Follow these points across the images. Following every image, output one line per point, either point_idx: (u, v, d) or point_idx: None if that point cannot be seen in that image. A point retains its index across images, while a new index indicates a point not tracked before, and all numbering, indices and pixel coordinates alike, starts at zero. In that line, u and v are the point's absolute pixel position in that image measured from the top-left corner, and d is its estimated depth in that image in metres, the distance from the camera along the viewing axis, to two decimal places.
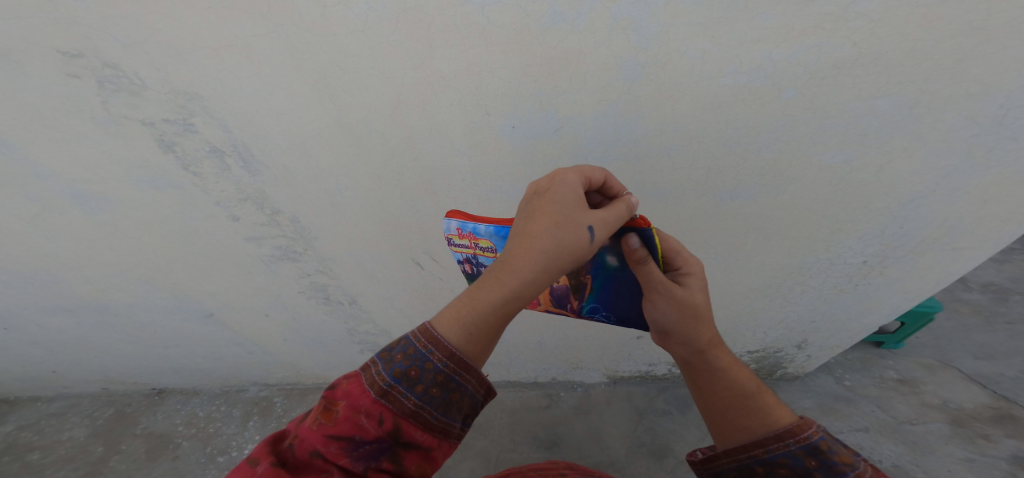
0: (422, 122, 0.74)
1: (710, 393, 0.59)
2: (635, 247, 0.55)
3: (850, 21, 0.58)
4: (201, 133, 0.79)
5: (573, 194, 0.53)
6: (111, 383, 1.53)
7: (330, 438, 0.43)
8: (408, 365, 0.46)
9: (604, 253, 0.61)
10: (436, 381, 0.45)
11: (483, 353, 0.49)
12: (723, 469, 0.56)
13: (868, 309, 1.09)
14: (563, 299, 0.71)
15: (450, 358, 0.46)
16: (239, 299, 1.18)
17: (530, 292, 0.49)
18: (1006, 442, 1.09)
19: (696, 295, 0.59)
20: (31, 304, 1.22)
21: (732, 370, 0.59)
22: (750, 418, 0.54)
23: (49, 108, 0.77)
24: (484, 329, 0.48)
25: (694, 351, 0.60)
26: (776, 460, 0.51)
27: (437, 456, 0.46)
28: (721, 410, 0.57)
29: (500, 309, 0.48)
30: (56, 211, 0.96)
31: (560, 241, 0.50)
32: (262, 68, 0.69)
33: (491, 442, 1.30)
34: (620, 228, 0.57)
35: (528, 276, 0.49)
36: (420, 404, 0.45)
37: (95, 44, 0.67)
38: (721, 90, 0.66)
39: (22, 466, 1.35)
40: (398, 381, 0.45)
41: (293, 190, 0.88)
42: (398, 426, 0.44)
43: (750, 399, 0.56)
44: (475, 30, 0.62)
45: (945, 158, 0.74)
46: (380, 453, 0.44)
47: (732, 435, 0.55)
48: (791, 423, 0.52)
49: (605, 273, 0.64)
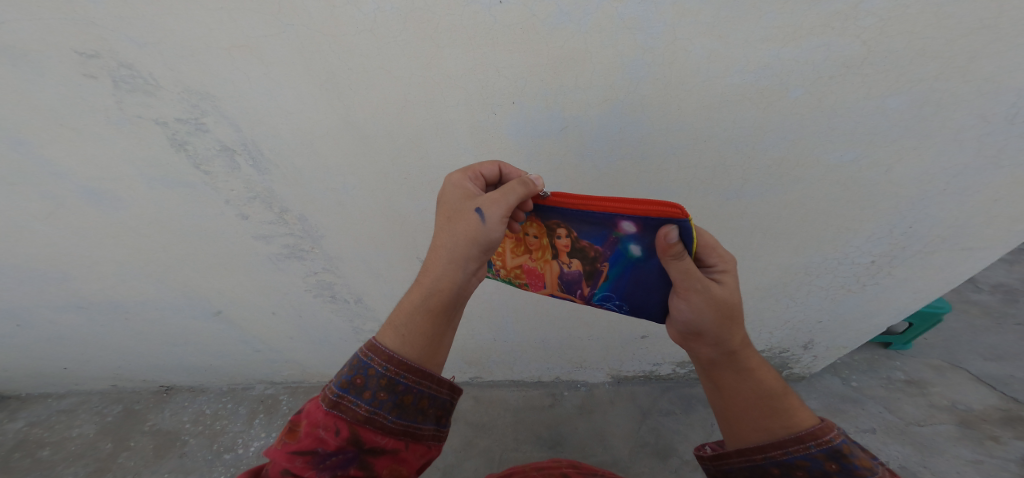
0: (429, 121, 0.75)
1: (732, 394, 0.58)
2: (673, 241, 0.52)
3: (858, 20, 0.58)
4: (212, 132, 0.80)
5: (459, 191, 0.60)
6: (121, 380, 1.55)
7: (294, 454, 0.44)
8: (353, 374, 0.48)
9: (629, 242, 0.60)
10: (381, 384, 0.47)
11: (427, 353, 0.51)
12: (732, 468, 0.56)
13: (876, 308, 1.09)
14: (573, 285, 0.71)
15: (389, 362, 0.48)
16: (247, 297, 1.19)
17: (445, 284, 0.53)
18: (1015, 444, 1.08)
19: (731, 293, 0.57)
20: (42, 301, 1.24)
21: (760, 371, 0.58)
22: (771, 420, 0.54)
23: (64, 108, 0.78)
24: (414, 327, 0.51)
25: (724, 351, 0.58)
26: (794, 462, 0.50)
27: (408, 458, 0.48)
28: (741, 410, 0.56)
29: (421, 305, 0.52)
30: (68, 209, 0.97)
31: (453, 232, 0.55)
32: (272, 68, 0.70)
33: (495, 441, 1.31)
34: (657, 219, 0.55)
35: (436, 269, 0.53)
36: (372, 410, 0.46)
37: (109, 44, 0.68)
38: (728, 89, 0.66)
39: (33, 462, 1.37)
40: (346, 390, 0.47)
41: (301, 189, 0.89)
42: (355, 434, 0.45)
43: (775, 400, 0.55)
44: (481, 30, 0.62)
45: (956, 156, 0.73)
46: (347, 462, 0.45)
47: (748, 435, 0.55)
48: (813, 425, 0.52)
49: (625, 262, 0.63)
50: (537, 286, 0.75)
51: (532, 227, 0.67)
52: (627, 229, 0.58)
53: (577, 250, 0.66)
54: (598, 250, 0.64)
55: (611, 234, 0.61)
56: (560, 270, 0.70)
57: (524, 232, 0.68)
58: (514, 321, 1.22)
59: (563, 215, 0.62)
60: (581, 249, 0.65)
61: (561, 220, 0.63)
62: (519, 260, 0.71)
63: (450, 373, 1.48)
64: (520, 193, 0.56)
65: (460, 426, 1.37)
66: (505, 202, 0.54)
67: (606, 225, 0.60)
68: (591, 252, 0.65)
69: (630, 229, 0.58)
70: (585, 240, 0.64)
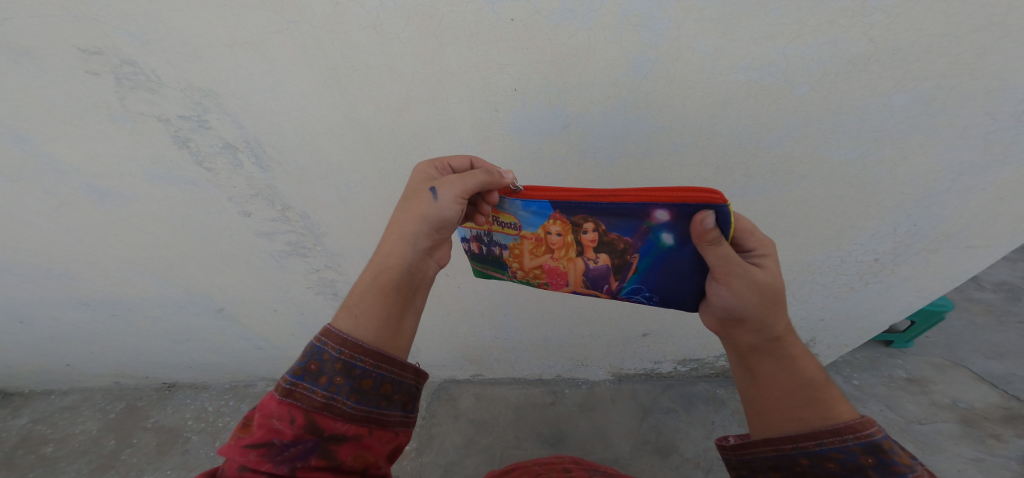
0: (431, 118, 0.74)
1: (768, 382, 0.51)
2: (709, 226, 0.49)
3: (865, 17, 0.57)
4: (214, 130, 0.80)
5: (418, 177, 0.62)
6: (124, 377, 1.56)
7: (248, 448, 0.41)
8: (308, 360, 0.46)
9: (661, 231, 0.55)
10: (338, 369, 0.46)
11: (380, 334, 0.50)
12: (756, 458, 0.50)
13: (878, 307, 1.09)
14: (600, 280, 0.66)
15: (344, 345, 0.47)
16: (249, 294, 1.19)
17: (396, 260, 0.54)
18: (1016, 442, 1.08)
19: (774, 278, 0.51)
20: (45, 298, 1.24)
21: (803, 360, 0.51)
22: (807, 409, 0.47)
23: (66, 105, 0.78)
24: (366, 306, 0.51)
25: (768, 338, 0.51)
26: (826, 454, 0.44)
27: (372, 443, 0.47)
28: (774, 398, 0.50)
29: (373, 283, 0.52)
30: (70, 206, 0.97)
31: (406, 211, 0.57)
32: (274, 65, 0.69)
33: (495, 438, 1.31)
34: (691, 206, 0.51)
35: (388, 247, 0.55)
36: (329, 396, 0.45)
37: (112, 40, 0.68)
38: (733, 86, 0.65)
39: (36, 459, 1.37)
40: (301, 377, 0.45)
41: (303, 187, 0.89)
42: (313, 421, 0.43)
43: (815, 390, 0.48)
44: (485, 27, 0.62)
45: (961, 153, 0.73)
46: (308, 453, 0.42)
47: (779, 424, 0.49)
48: (852, 418, 0.45)
49: (656, 252, 0.58)
50: (558, 284, 0.70)
51: (554, 225, 0.62)
52: (660, 218, 0.54)
53: (604, 244, 0.61)
54: (628, 242, 0.59)
55: (641, 224, 0.56)
56: (585, 266, 0.65)
57: (546, 231, 0.63)
58: (515, 319, 1.22)
59: (590, 208, 0.57)
60: (609, 243, 0.60)
61: (588, 214, 0.58)
62: (540, 260, 0.67)
63: (452, 371, 1.48)
64: (481, 179, 0.57)
65: (460, 423, 1.37)
66: (461, 183, 0.56)
67: (636, 214, 0.55)
68: (620, 244, 0.60)
69: (663, 218, 0.54)
70: (614, 233, 0.59)
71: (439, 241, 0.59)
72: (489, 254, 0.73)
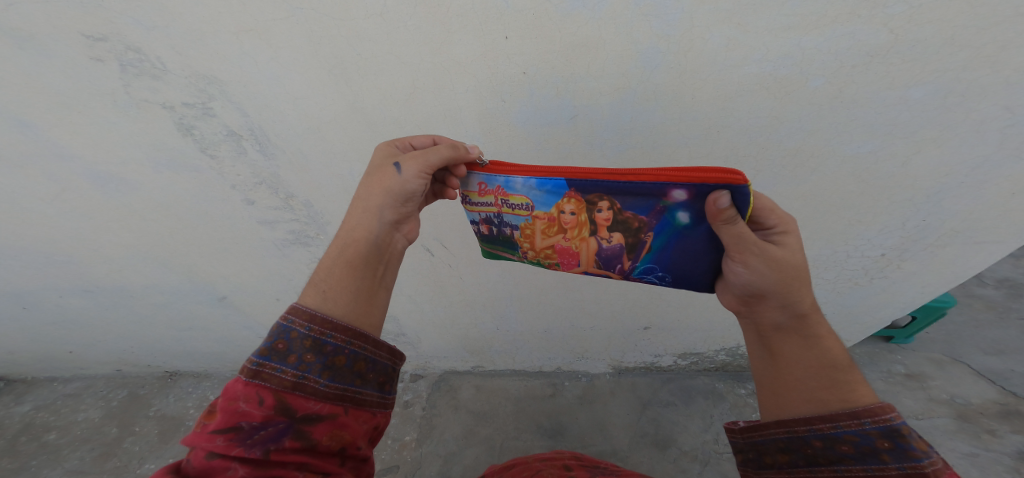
0: (438, 108, 0.73)
1: (788, 362, 0.50)
2: (723, 206, 0.48)
3: (886, 8, 0.57)
4: (219, 117, 0.79)
5: (384, 152, 0.62)
6: (126, 365, 1.57)
7: (215, 433, 0.41)
8: (275, 340, 0.46)
9: (676, 210, 0.55)
10: (307, 346, 0.46)
11: (349, 310, 0.51)
12: (766, 440, 0.50)
13: (882, 302, 1.09)
14: (613, 260, 0.65)
15: (313, 321, 0.47)
16: (252, 283, 1.19)
17: (362, 233, 0.54)
18: (1011, 437, 1.09)
19: (795, 255, 0.50)
20: (49, 285, 1.24)
21: (829, 340, 0.50)
22: (827, 392, 0.47)
23: (69, 89, 0.77)
24: (333, 280, 0.51)
25: (793, 315, 0.50)
26: (841, 436, 0.44)
27: (349, 423, 0.47)
28: (794, 379, 0.49)
29: (339, 258, 0.52)
30: (74, 192, 0.96)
31: (371, 185, 0.57)
32: (280, 52, 0.68)
33: (495, 429, 1.32)
34: (708, 185, 0.51)
35: (354, 220, 0.55)
36: (300, 374, 0.45)
37: (118, 26, 0.67)
38: (745, 78, 0.65)
39: (39, 446, 1.38)
40: (268, 357, 0.44)
41: (307, 175, 0.88)
42: (283, 402, 0.43)
43: (838, 371, 0.48)
44: (494, 15, 0.61)
45: (975, 148, 0.73)
46: (280, 435, 0.42)
47: (795, 405, 0.49)
48: (872, 402, 0.45)
49: (670, 231, 0.57)
50: (569, 265, 0.69)
51: (569, 203, 0.61)
52: (677, 197, 0.53)
53: (619, 223, 0.60)
54: (643, 221, 0.58)
55: (657, 203, 0.56)
56: (598, 247, 0.64)
57: (559, 210, 0.63)
58: (517, 311, 1.22)
59: (607, 186, 0.57)
60: (624, 222, 0.59)
61: (604, 192, 0.58)
62: (552, 240, 0.66)
63: (453, 362, 1.49)
64: (446, 154, 0.59)
65: (461, 414, 1.38)
66: (424, 159, 0.57)
67: (653, 193, 0.55)
68: (635, 223, 0.59)
69: (680, 197, 0.54)
70: (629, 212, 0.58)
71: (406, 215, 0.59)
72: (499, 235, 0.71)
